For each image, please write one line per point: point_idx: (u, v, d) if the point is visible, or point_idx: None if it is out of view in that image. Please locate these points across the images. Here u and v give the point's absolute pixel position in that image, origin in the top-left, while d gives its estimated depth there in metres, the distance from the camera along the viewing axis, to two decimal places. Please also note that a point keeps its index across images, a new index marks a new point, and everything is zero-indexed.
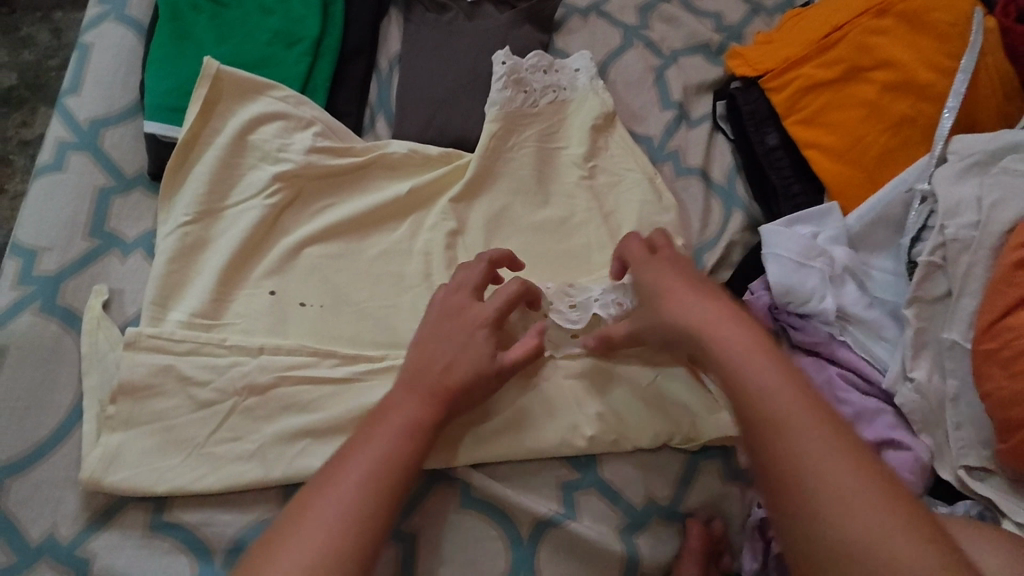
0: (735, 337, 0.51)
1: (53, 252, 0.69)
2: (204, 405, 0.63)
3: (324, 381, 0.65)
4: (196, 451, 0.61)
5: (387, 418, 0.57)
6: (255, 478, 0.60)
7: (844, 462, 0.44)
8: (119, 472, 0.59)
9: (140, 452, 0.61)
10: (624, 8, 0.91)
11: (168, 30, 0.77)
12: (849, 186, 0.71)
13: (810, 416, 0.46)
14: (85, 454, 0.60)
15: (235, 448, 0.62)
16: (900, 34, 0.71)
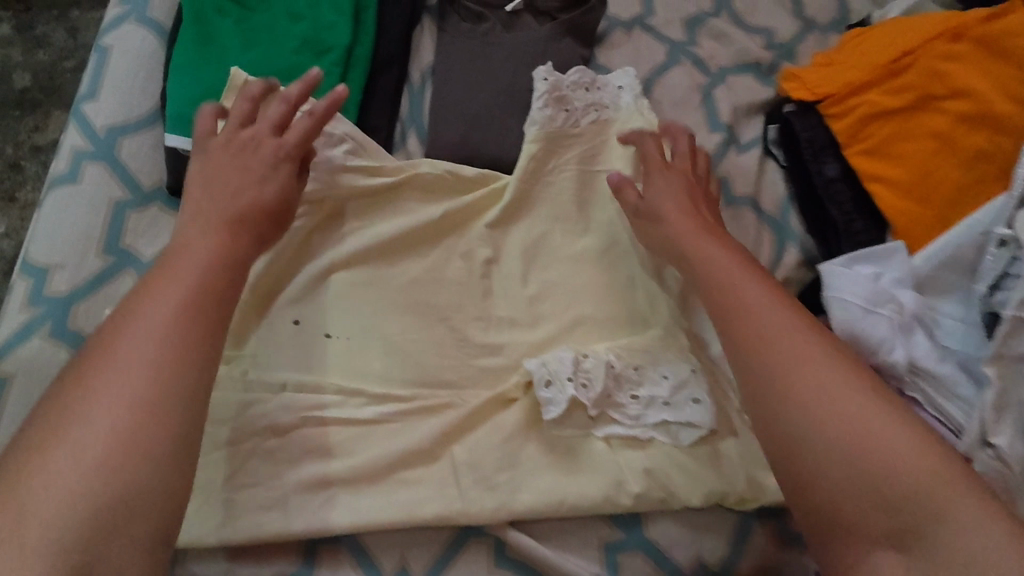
0: (739, 278, 0.55)
1: (65, 270, 0.65)
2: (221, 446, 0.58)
3: (358, 422, 0.61)
4: (208, 498, 0.57)
5: (184, 257, 0.52)
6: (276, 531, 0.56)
7: (891, 438, 0.44)
8: None
9: None
10: (670, 22, 0.86)
11: (191, 37, 0.72)
12: (916, 224, 0.66)
13: (849, 399, 0.46)
14: None
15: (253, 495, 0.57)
16: (976, 61, 0.66)
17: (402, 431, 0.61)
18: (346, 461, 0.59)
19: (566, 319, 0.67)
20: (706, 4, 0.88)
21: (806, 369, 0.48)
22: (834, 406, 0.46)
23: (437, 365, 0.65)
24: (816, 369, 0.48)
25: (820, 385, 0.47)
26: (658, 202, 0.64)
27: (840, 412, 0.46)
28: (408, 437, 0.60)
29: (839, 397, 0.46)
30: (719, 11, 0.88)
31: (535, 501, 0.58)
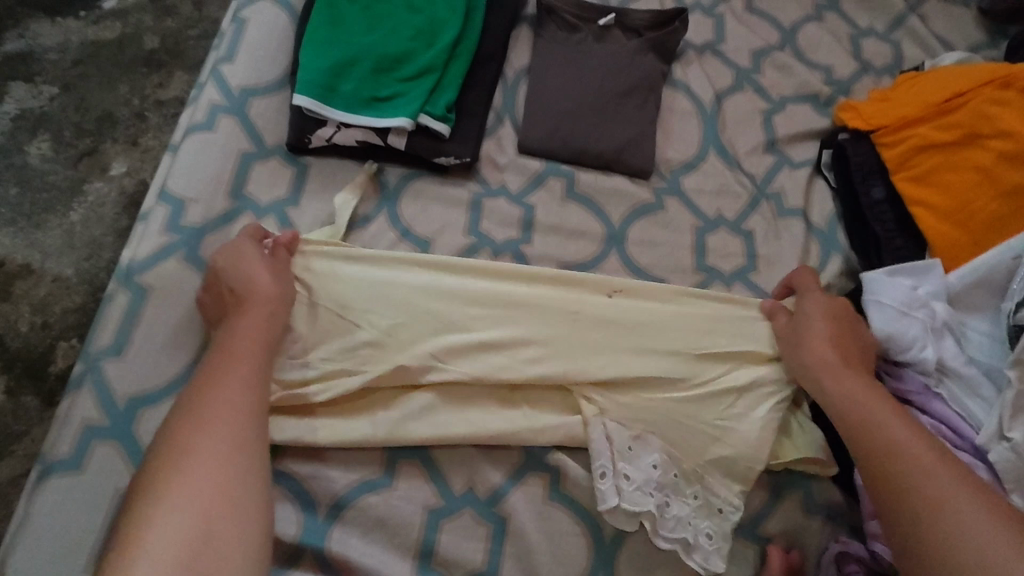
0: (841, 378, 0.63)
1: (198, 205, 0.74)
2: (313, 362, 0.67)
3: (465, 347, 0.68)
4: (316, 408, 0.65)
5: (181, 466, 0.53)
6: (363, 435, 0.64)
7: (933, 459, 0.56)
8: None
9: None
10: (739, 51, 0.95)
11: (324, 16, 0.82)
12: (954, 246, 0.74)
13: (968, 503, 0.53)
14: None
15: (342, 390, 0.65)
16: (1022, 107, 0.74)
17: (484, 360, 0.68)
18: (438, 372, 0.66)
19: (628, 284, 0.74)
20: (772, 39, 0.97)
21: (896, 435, 0.58)
22: (931, 485, 0.54)
23: (518, 305, 0.70)
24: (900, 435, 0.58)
25: (940, 479, 0.55)
26: (811, 321, 0.68)
27: (933, 479, 0.55)
28: (496, 365, 0.67)
29: (966, 503, 0.53)
30: (783, 46, 0.97)
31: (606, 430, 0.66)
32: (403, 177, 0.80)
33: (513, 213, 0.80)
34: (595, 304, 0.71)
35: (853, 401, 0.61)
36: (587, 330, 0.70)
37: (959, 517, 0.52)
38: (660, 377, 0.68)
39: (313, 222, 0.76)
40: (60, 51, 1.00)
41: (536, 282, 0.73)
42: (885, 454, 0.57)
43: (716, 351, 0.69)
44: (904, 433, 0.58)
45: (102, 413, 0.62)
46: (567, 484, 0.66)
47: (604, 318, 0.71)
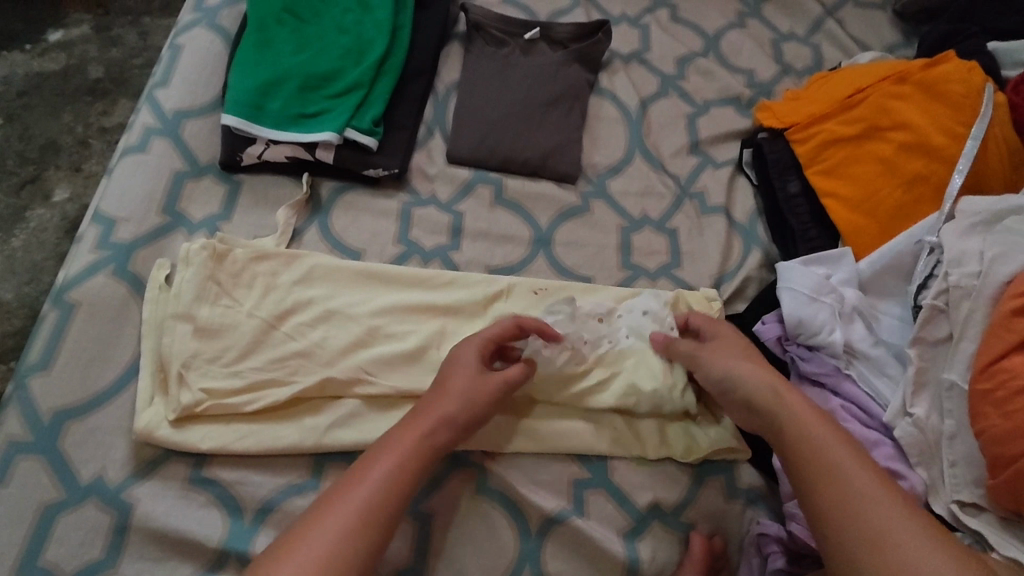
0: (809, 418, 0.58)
1: (129, 224, 0.75)
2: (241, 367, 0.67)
3: (393, 358, 0.70)
4: (244, 416, 0.67)
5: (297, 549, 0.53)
6: (290, 443, 0.65)
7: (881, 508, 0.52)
8: (169, 428, 0.65)
9: (183, 411, 0.65)
10: (664, 58, 0.99)
11: (254, 38, 0.85)
12: (862, 234, 0.77)
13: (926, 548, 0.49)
14: (139, 412, 0.65)
15: (266, 401, 0.66)
16: (917, 100, 0.78)
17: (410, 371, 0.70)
18: (365, 384, 0.68)
19: (555, 286, 0.77)
20: (696, 46, 1.01)
21: (857, 474, 0.54)
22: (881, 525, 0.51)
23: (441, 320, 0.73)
24: (861, 474, 0.54)
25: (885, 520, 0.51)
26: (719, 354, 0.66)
27: (885, 520, 0.51)
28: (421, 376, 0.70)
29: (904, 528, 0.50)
30: (707, 53, 1.01)
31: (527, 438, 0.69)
32: (336, 190, 0.83)
33: (442, 220, 0.82)
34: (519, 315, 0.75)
35: (754, 390, 0.62)
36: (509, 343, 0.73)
37: (904, 553, 0.49)
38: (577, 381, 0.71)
39: (245, 236, 0.78)
40: (4, 83, 1.02)
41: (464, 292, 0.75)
42: (827, 472, 0.54)
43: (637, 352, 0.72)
44: (863, 473, 0.54)
45: (27, 428, 0.63)
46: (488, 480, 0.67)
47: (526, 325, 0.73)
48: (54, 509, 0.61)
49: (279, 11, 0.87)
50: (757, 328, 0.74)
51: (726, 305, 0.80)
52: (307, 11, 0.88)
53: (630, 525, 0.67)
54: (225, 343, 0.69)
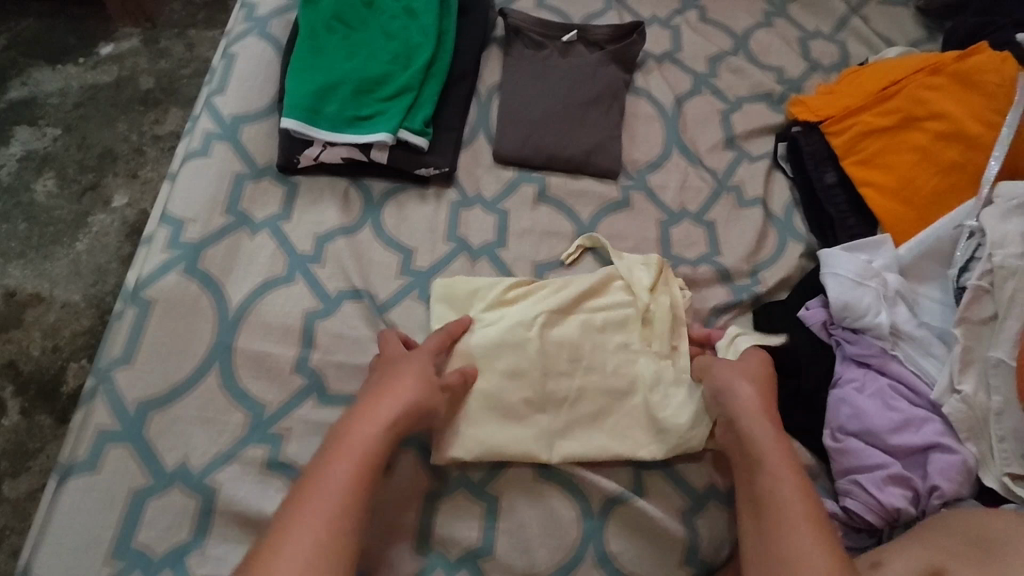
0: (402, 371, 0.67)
1: (197, 224, 0.79)
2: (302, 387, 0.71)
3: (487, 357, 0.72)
4: (211, 425, 0.68)
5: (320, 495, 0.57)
6: (260, 455, 0.67)
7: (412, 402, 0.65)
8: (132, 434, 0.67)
9: (143, 420, 0.67)
10: (696, 58, 1.02)
11: (306, 46, 0.88)
12: (901, 220, 0.79)
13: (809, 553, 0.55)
14: (224, 413, 0.69)
15: (234, 418, 0.69)
16: (952, 90, 0.80)
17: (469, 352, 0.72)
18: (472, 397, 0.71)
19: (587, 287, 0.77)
20: (726, 45, 1.04)
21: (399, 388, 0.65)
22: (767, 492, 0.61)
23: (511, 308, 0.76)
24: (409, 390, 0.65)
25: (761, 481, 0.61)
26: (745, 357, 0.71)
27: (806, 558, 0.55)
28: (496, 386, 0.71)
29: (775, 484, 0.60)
30: (737, 51, 1.04)
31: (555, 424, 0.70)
32: (388, 190, 0.86)
33: (488, 218, 0.85)
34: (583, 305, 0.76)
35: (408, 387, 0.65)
36: (558, 343, 0.73)
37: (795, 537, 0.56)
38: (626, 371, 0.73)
39: (306, 235, 0.81)
40: (61, 96, 1.06)
41: (534, 291, 0.77)
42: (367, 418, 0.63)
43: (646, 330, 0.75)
44: (405, 388, 0.65)
45: (114, 418, 0.67)
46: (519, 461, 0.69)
47: (588, 328, 0.74)
48: (143, 494, 0.64)
49: (328, 19, 0.90)
50: (802, 313, 0.77)
51: (771, 293, 0.82)
52: (355, 19, 0.92)
53: (687, 505, 0.69)
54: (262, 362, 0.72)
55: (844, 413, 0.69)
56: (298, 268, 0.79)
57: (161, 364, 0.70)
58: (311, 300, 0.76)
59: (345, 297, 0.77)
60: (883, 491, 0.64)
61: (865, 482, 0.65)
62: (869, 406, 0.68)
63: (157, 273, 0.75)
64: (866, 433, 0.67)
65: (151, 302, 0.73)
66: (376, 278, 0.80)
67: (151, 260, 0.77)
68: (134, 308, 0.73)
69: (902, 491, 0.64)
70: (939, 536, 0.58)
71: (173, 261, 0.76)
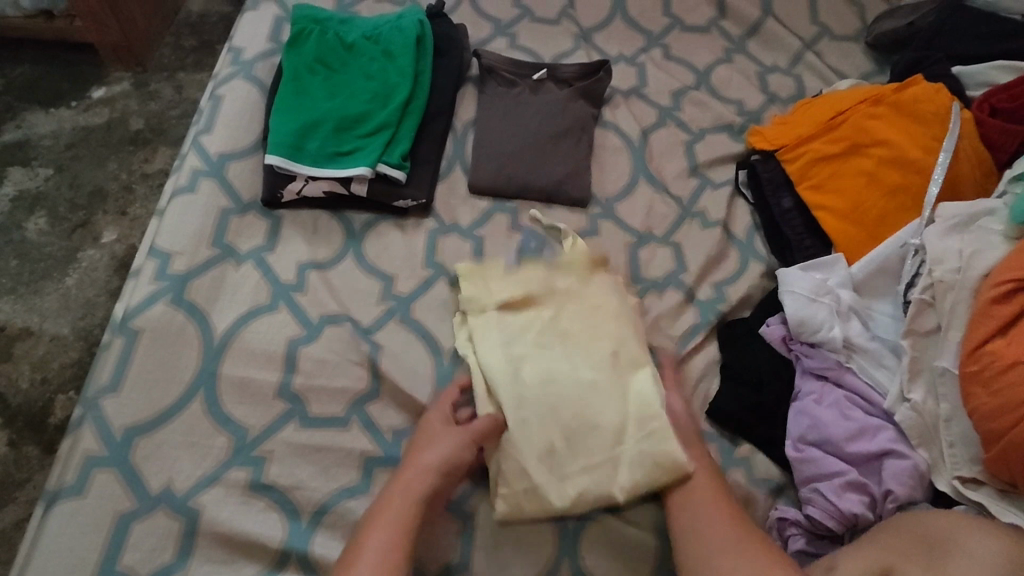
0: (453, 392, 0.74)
1: (184, 256, 0.82)
2: (285, 410, 0.74)
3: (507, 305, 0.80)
4: (199, 446, 0.71)
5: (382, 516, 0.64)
6: (244, 479, 0.69)
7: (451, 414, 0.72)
8: (118, 459, 0.69)
9: (127, 445, 0.69)
10: (660, 92, 1.08)
11: (290, 87, 0.93)
12: (853, 241, 0.84)
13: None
14: (208, 438, 0.71)
15: (218, 442, 0.71)
16: (893, 119, 0.86)
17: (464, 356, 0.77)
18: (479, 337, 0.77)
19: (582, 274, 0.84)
20: (689, 80, 1.10)
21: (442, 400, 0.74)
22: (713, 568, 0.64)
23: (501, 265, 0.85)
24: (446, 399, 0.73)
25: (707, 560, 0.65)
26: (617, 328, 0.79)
27: None
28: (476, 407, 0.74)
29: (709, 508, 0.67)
30: (699, 86, 1.10)
31: (534, 430, 0.70)
32: (368, 221, 0.90)
33: (465, 245, 0.89)
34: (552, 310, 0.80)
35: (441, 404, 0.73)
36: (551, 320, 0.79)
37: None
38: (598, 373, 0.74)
39: (290, 264, 0.85)
40: (53, 137, 1.11)
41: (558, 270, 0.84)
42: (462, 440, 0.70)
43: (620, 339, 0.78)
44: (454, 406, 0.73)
45: (101, 443, 0.69)
46: (513, 480, 0.69)
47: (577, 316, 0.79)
48: (128, 517, 0.66)
49: (311, 62, 0.96)
50: (762, 330, 0.81)
51: (734, 311, 0.86)
52: (336, 61, 0.97)
53: (662, 520, 0.72)
54: (247, 384, 0.75)
55: (803, 423, 0.72)
56: (282, 297, 0.82)
57: (148, 391, 0.73)
58: (294, 327, 0.79)
59: (326, 322, 0.80)
60: (841, 498, 0.67)
61: (824, 489, 0.68)
62: (827, 416, 0.72)
63: (145, 305, 0.78)
64: (824, 442, 0.71)
65: (140, 333, 0.76)
66: (357, 305, 0.83)
67: (138, 292, 0.80)
68: (119, 339, 0.76)
69: (859, 497, 0.67)
70: (892, 539, 0.61)
71: (164, 292, 0.79)
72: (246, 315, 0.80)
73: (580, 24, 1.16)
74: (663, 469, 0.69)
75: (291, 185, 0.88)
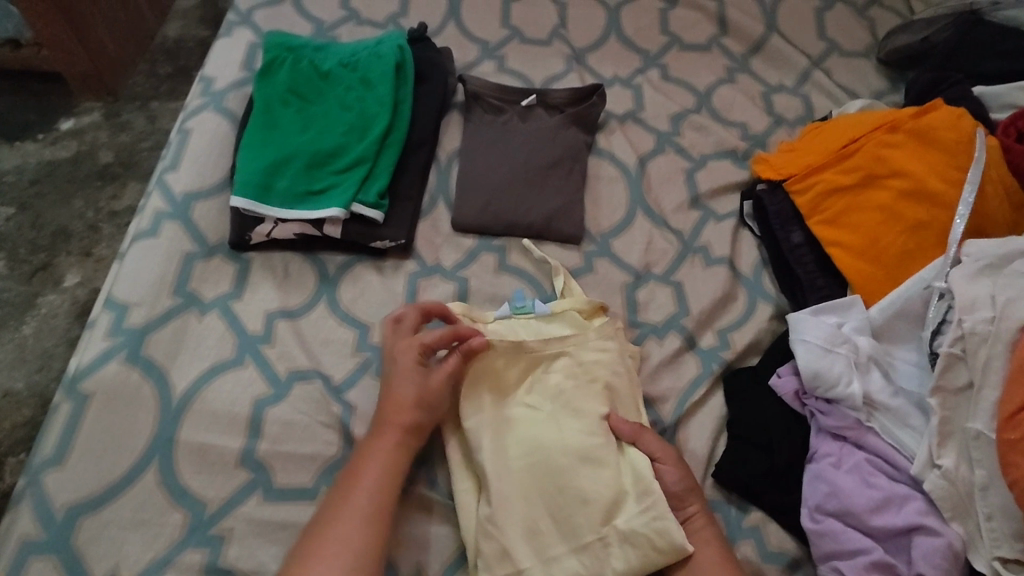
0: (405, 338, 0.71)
1: (141, 308, 0.76)
2: (245, 481, 0.67)
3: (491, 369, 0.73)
4: (149, 525, 0.64)
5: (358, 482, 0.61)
6: (199, 563, 0.62)
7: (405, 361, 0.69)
8: (59, 543, 0.62)
9: (70, 527, 0.63)
10: (658, 116, 1.01)
11: (260, 120, 0.87)
12: (871, 282, 0.77)
13: None
14: (159, 516, 0.64)
15: (170, 520, 0.64)
16: (911, 148, 0.79)
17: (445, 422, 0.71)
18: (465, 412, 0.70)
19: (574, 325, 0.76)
20: (689, 102, 1.04)
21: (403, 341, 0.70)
22: None
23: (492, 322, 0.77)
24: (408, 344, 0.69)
25: None
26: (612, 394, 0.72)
27: None
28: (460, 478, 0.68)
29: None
30: (700, 109, 1.03)
31: (520, 508, 0.64)
32: (344, 263, 0.83)
33: (448, 288, 0.83)
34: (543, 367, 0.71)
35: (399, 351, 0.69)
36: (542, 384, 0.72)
37: None
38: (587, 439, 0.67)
39: (257, 312, 0.78)
40: (18, 173, 1.05)
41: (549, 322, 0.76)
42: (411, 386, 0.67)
43: (612, 400, 0.71)
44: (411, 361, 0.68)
45: (40, 525, 0.63)
46: (495, 566, 0.62)
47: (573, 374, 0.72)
48: None
49: (283, 93, 0.90)
50: (773, 381, 0.73)
51: (741, 359, 0.79)
52: (311, 91, 0.91)
53: None
54: (206, 451, 0.68)
55: (821, 491, 0.65)
56: (248, 350, 0.75)
57: (96, 462, 0.66)
58: (260, 385, 0.73)
59: (294, 379, 0.74)
60: None
61: (846, 570, 0.61)
62: (848, 484, 0.64)
63: (98, 364, 0.72)
64: (845, 513, 0.63)
65: (91, 397, 0.69)
66: (329, 358, 0.76)
67: (91, 349, 0.73)
68: (67, 404, 0.69)
69: None
70: None
71: (119, 348, 0.73)
72: (207, 373, 0.73)
73: (572, 44, 1.09)
74: (660, 552, 0.62)
75: (263, 227, 0.81)
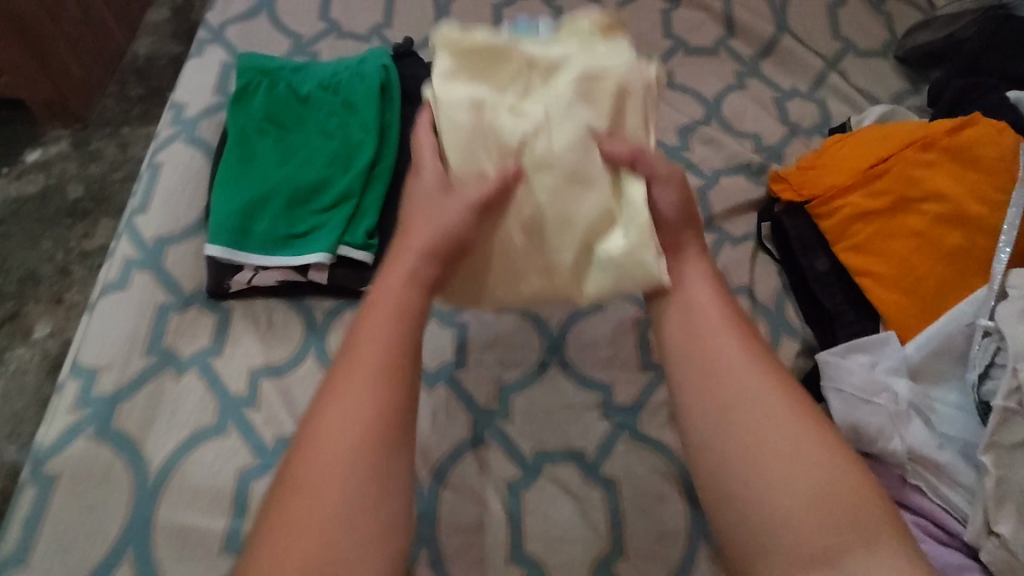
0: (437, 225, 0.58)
1: (111, 372, 0.70)
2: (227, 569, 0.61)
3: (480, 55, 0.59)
4: None
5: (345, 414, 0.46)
6: None
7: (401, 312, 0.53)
8: None
9: None
10: (665, 129, 0.94)
11: (235, 154, 0.80)
12: (906, 316, 0.70)
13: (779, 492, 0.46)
14: None
15: None
16: (947, 167, 0.72)
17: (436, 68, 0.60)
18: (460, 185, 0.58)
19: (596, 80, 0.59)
20: (697, 113, 0.97)
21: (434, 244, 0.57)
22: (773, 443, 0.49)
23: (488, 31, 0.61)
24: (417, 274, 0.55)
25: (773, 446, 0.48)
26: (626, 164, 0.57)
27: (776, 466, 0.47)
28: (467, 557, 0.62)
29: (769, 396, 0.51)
30: (710, 120, 0.96)
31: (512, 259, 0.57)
32: (334, 309, 0.77)
33: (445, 333, 0.76)
34: (555, 56, 0.59)
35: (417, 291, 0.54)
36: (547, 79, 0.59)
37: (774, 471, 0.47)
38: (572, 213, 0.56)
39: (239, 371, 0.72)
40: None
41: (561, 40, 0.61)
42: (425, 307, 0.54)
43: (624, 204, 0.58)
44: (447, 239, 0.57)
45: None
46: None
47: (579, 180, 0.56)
48: None
49: (259, 121, 0.82)
50: None
51: None
52: (289, 118, 0.84)
53: None
54: (184, 537, 0.62)
55: None
56: (231, 414, 0.69)
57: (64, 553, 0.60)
58: (245, 455, 0.67)
59: (281, 447, 0.67)
60: None
61: None
62: None
63: (66, 440, 0.66)
64: None
65: (58, 478, 0.63)
66: None
67: (58, 422, 0.67)
68: (31, 488, 0.63)
69: None
70: None
71: (89, 420, 0.67)
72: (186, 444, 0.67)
73: None
74: (630, 276, 0.55)
75: (242, 274, 0.75)
